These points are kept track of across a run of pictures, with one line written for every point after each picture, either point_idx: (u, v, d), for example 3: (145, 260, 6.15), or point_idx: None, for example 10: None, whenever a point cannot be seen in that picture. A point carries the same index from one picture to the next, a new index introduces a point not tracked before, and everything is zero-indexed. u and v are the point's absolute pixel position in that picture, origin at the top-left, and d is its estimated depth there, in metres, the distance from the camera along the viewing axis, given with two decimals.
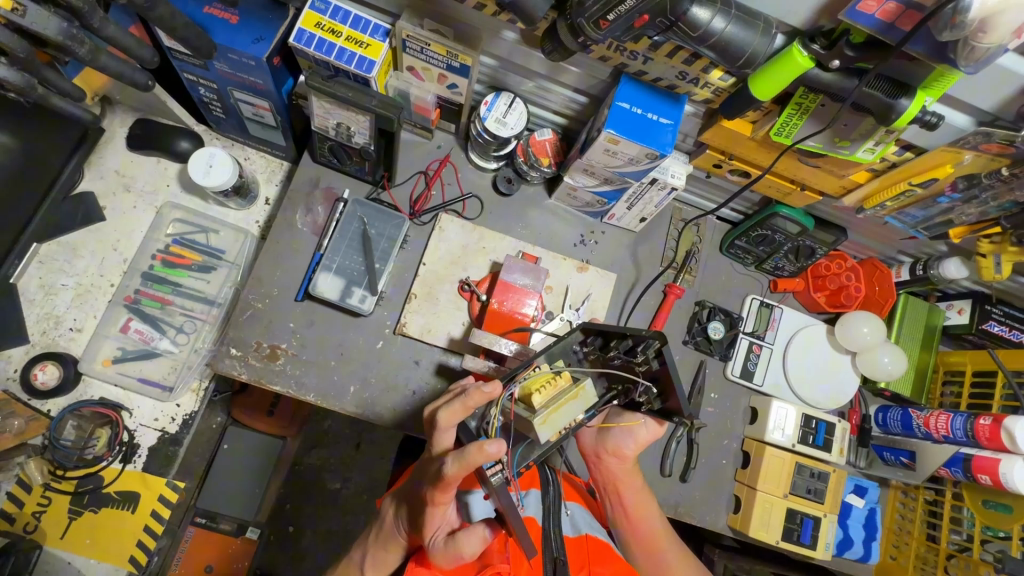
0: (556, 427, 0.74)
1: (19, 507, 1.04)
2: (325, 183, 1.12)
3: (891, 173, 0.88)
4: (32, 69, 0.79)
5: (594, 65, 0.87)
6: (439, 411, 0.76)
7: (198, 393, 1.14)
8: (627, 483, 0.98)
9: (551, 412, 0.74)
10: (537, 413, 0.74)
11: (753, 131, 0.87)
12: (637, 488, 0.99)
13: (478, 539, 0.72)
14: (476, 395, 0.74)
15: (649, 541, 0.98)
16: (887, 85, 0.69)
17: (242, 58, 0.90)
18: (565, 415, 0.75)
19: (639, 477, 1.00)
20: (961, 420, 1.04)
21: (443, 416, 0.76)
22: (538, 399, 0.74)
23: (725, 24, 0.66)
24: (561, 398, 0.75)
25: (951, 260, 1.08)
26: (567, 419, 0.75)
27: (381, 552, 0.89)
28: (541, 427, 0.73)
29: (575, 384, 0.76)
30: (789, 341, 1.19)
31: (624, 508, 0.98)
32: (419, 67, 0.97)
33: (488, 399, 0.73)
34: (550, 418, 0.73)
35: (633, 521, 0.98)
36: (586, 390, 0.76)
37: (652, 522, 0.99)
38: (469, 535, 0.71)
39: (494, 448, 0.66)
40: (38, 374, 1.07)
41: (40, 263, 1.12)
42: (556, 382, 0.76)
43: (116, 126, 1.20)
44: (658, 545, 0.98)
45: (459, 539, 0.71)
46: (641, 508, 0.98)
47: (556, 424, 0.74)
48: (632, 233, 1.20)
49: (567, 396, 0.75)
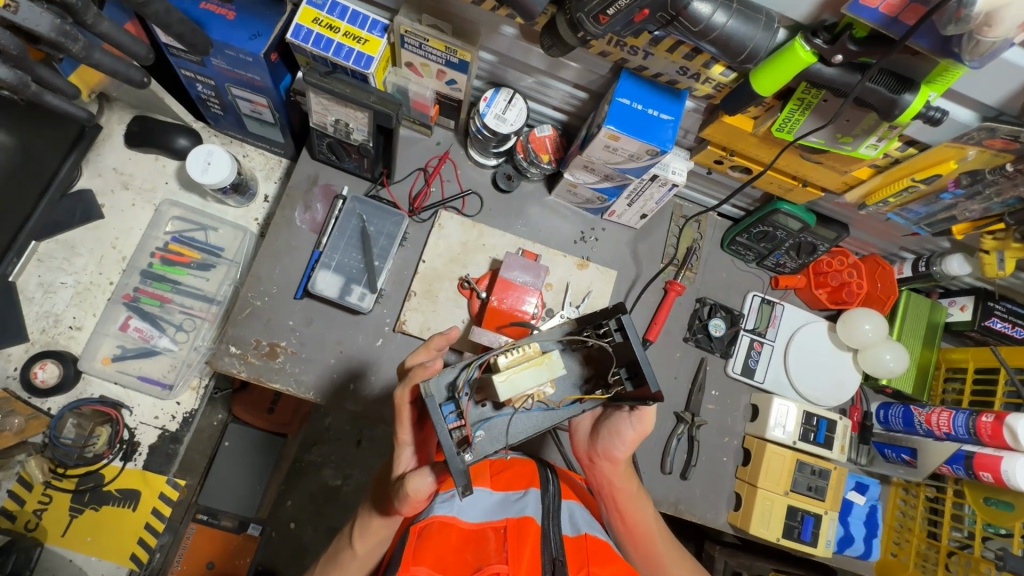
0: (517, 389, 0.69)
1: (20, 505, 1.04)
2: (323, 180, 1.11)
3: (893, 169, 0.88)
4: (26, 67, 0.78)
5: (594, 61, 0.87)
6: (407, 356, 0.84)
7: (197, 390, 1.14)
8: (620, 482, 0.98)
9: (513, 371, 0.69)
10: (498, 371, 0.70)
11: (755, 127, 0.86)
12: (632, 490, 0.98)
13: (426, 482, 0.79)
14: (440, 339, 0.82)
15: (644, 545, 0.97)
16: (891, 80, 0.68)
17: (239, 55, 0.89)
18: (528, 378, 0.70)
19: (634, 478, 0.99)
20: (962, 417, 1.04)
21: (409, 357, 0.83)
22: (503, 359, 0.71)
23: (727, 18, 0.65)
24: (525, 362, 0.71)
25: (954, 256, 1.08)
26: (529, 383, 0.70)
27: (368, 533, 0.87)
28: (499, 382, 0.69)
29: (541, 353, 0.72)
30: (791, 338, 1.19)
31: (617, 508, 0.98)
32: (417, 63, 0.96)
33: (448, 342, 0.83)
34: (511, 377, 0.69)
35: (628, 523, 0.97)
36: (552, 360, 0.72)
37: (647, 525, 0.98)
38: (416, 476, 0.78)
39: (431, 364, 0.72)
40: (38, 373, 1.07)
41: (39, 261, 1.12)
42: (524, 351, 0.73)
43: (114, 123, 1.19)
44: (654, 546, 0.97)
45: (408, 480, 0.79)
46: (636, 510, 0.98)
47: (516, 384, 0.69)
48: (632, 230, 1.20)
49: (532, 360, 0.71)
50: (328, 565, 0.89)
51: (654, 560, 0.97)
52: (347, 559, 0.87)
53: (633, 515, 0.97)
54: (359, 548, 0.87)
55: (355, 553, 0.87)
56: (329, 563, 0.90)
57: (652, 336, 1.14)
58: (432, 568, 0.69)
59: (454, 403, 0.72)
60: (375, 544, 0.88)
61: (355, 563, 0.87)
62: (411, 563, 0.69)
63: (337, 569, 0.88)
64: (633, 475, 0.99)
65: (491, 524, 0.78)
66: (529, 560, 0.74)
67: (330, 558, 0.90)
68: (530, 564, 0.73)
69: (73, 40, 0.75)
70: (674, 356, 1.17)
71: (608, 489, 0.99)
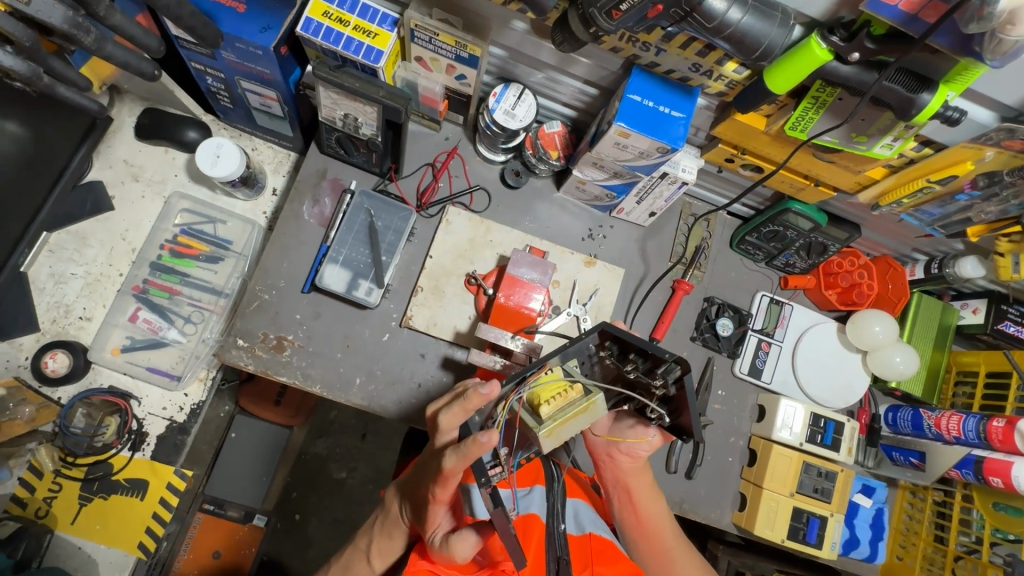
0: (561, 437, 0.72)
1: (30, 492, 1.05)
2: (331, 174, 1.11)
3: (907, 169, 0.87)
4: (38, 59, 0.78)
5: (605, 57, 0.86)
6: (440, 413, 0.78)
7: (205, 382, 1.14)
8: (635, 476, 0.97)
9: (558, 424, 0.71)
10: (543, 423, 0.71)
11: (768, 125, 0.85)
12: (646, 486, 0.98)
13: (471, 546, 0.72)
14: (474, 398, 0.74)
15: (654, 540, 0.97)
16: (909, 79, 0.67)
17: (250, 48, 0.89)
18: (572, 426, 0.72)
19: (648, 474, 0.99)
20: (973, 422, 1.03)
21: (443, 416, 0.77)
22: (546, 410, 0.71)
23: (742, 14, 0.64)
24: (570, 411, 0.72)
25: (968, 259, 1.06)
26: (573, 430, 0.72)
27: (386, 541, 0.88)
28: (545, 438, 0.71)
29: (587, 397, 0.72)
30: (799, 339, 1.18)
31: (632, 503, 0.98)
32: (427, 58, 0.96)
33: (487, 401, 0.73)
34: (556, 431, 0.71)
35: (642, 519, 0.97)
36: (597, 404, 0.73)
37: (659, 520, 0.98)
38: (460, 543, 0.71)
39: (486, 438, 0.66)
40: (48, 362, 1.07)
41: (50, 252, 1.13)
42: (567, 393, 0.72)
43: (124, 115, 1.20)
44: (664, 545, 0.97)
45: (452, 543, 0.72)
46: (649, 504, 0.98)
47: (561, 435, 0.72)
48: (641, 228, 1.19)
49: (576, 408, 0.72)
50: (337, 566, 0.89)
51: (663, 556, 0.97)
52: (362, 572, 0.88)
53: (647, 509, 0.98)
54: (377, 565, 0.88)
55: (374, 570, 0.88)
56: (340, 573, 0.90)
57: (659, 335, 1.13)
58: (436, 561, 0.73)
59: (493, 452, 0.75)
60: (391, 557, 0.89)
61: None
62: None
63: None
64: (648, 470, 0.99)
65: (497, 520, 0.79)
66: None
67: (342, 567, 0.90)
68: None
69: (85, 31, 0.75)
70: (682, 356, 1.16)
71: (624, 484, 0.98)
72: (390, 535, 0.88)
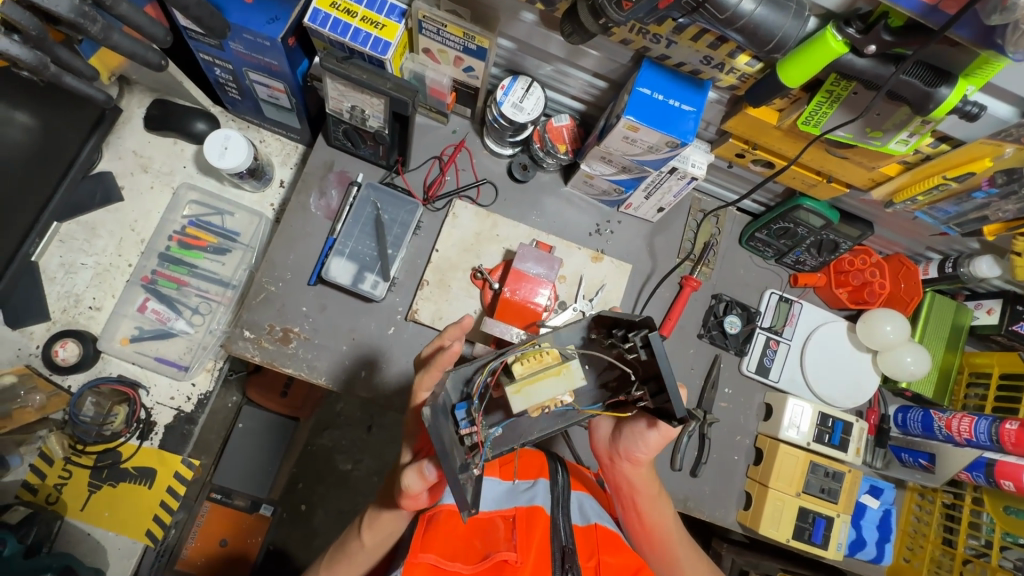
0: (531, 402, 0.67)
1: (42, 479, 1.06)
2: (338, 167, 1.11)
3: (924, 166, 0.85)
4: (46, 48, 0.78)
5: (614, 49, 0.85)
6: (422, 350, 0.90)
7: (212, 372, 1.15)
8: (641, 483, 0.95)
9: (528, 382, 0.67)
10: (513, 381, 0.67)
11: (780, 119, 0.84)
12: (652, 491, 0.95)
13: (419, 477, 0.72)
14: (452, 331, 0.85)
15: (661, 546, 0.96)
16: (927, 72, 0.65)
17: (257, 39, 0.89)
18: (544, 390, 0.67)
19: (655, 479, 0.96)
20: (985, 424, 1.01)
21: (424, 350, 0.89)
22: (518, 368, 0.68)
23: (755, 5, 0.63)
24: (542, 372, 0.67)
25: (983, 258, 1.05)
26: (544, 396, 0.67)
27: (378, 517, 0.85)
28: (513, 396, 0.66)
29: (562, 361, 0.68)
30: (808, 338, 1.16)
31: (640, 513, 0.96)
32: (435, 50, 0.95)
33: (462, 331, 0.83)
34: (525, 389, 0.67)
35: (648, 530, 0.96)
36: (572, 370, 0.68)
37: (666, 525, 0.96)
38: (409, 470, 0.72)
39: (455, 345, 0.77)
40: (59, 351, 1.08)
41: (61, 242, 1.14)
42: (542, 357, 0.69)
43: (134, 106, 1.20)
44: (670, 547, 0.96)
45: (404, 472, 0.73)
46: (655, 512, 0.95)
47: (531, 397, 0.67)
48: (650, 223, 1.18)
49: (550, 370, 0.67)
50: (336, 555, 0.89)
51: (671, 562, 0.96)
52: (355, 548, 0.87)
53: (653, 517, 0.95)
54: (367, 539, 0.86)
55: (364, 544, 0.87)
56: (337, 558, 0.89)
57: (666, 331, 1.13)
58: (440, 555, 0.70)
59: (465, 408, 0.71)
60: (384, 536, 0.86)
61: (361, 552, 0.86)
62: (418, 550, 0.70)
63: (345, 558, 0.88)
64: (654, 476, 0.97)
65: (500, 512, 0.78)
66: (538, 551, 0.72)
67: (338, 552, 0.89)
68: (538, 556, 0.72)
69: (92, 21, 0.75)
70: (688, 353, 1.15)
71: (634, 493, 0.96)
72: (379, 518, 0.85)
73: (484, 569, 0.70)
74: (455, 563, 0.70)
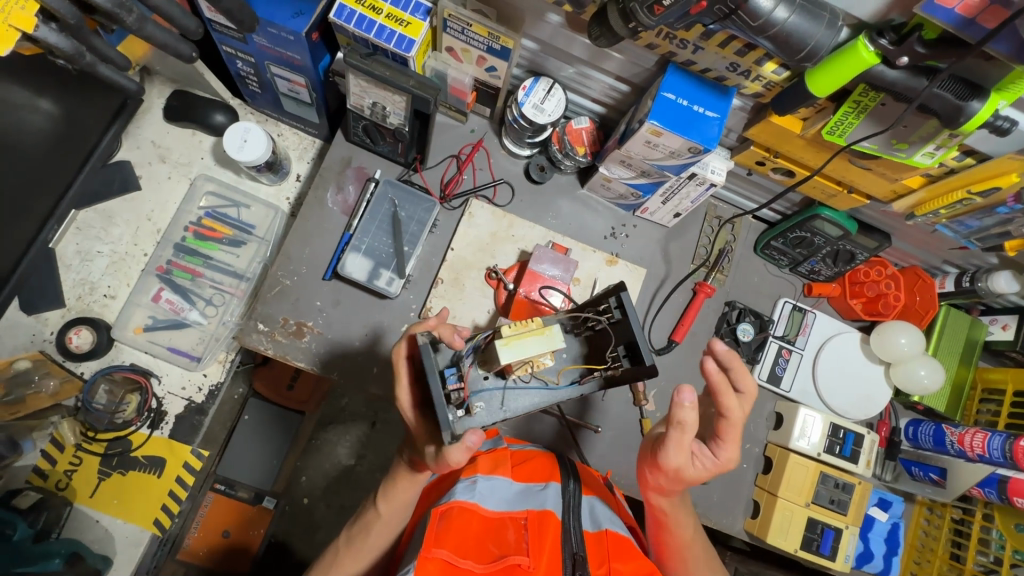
0: (515, 357, 0.69)
1: (52, 465, 1.07)
2: (356, 163, 1.11)
3: (947, 180, 0.84)
4: (81, 37, 0.79)
5: (640, 53, 0.85)
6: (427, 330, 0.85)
7: (225, 363, 1.15)
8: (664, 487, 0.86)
9: (515, 337, 0.70)
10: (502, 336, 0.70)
11: (804, 129, 0.84)
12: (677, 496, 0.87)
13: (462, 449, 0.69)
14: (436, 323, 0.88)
15: (678, 552, 0.88)
16: (960, 86, 0.65)
17: (282, 33, 0.89)
18: (530, 346, 0.69)
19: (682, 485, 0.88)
20: (998, 440, 1.00)
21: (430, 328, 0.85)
22: (506, 327, 0.71)
23: (789, 14, 0.63)
24: (526, 332, 0.70)
25: (1003, 273, 1.05)
26: (529, 353, 0.69)
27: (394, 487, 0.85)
28: (501, 347, 0.69)
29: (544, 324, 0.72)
30: (821, 347, 1.16)
31: (669, 540, 0.88)
32: (458, 49, 0.95)
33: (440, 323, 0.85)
34: (513, 342, 0.69)
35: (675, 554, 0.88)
36: (554, 332, 0.71)
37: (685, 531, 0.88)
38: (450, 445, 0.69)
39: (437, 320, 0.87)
40: (73, 338, 1.09)
41: (77, 230, 1.14)
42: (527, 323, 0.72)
43: (154, 96, 1.21)
44: (687, 554, 0.88)
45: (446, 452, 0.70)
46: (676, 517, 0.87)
47: (520, 350, 0.69)
48: (664, 229, 1.18)
49: (534, 329, 0.71)
50: (353, 530, 0.87)
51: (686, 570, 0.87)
52: (372, 518, 0.86)
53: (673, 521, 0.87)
54: (382, 509, 0.85)
55: (380, 514, 0.85)
56: (350, 534, 0.87)
57: (678, 337, 1.13)
58: (452, 551, 0.69)
59: (454, 366, 0.76)
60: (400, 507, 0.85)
61: (375, 520, 0.85)
62: (432, 545, 0.69)
63: (362, 533, 0.86)
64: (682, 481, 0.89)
65: (511, 514, 0.77)
66: (549, 556, 0.72)
67: (352, 526, 0.87)
68: (549, 561, 0.71)
69: (127, 11, 0.75)
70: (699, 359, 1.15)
71: (668, 526, 0.88)
72: (396, 482, 0.85)
73: (496, 571, 0.69)
74: (467, 561, 0.69)
